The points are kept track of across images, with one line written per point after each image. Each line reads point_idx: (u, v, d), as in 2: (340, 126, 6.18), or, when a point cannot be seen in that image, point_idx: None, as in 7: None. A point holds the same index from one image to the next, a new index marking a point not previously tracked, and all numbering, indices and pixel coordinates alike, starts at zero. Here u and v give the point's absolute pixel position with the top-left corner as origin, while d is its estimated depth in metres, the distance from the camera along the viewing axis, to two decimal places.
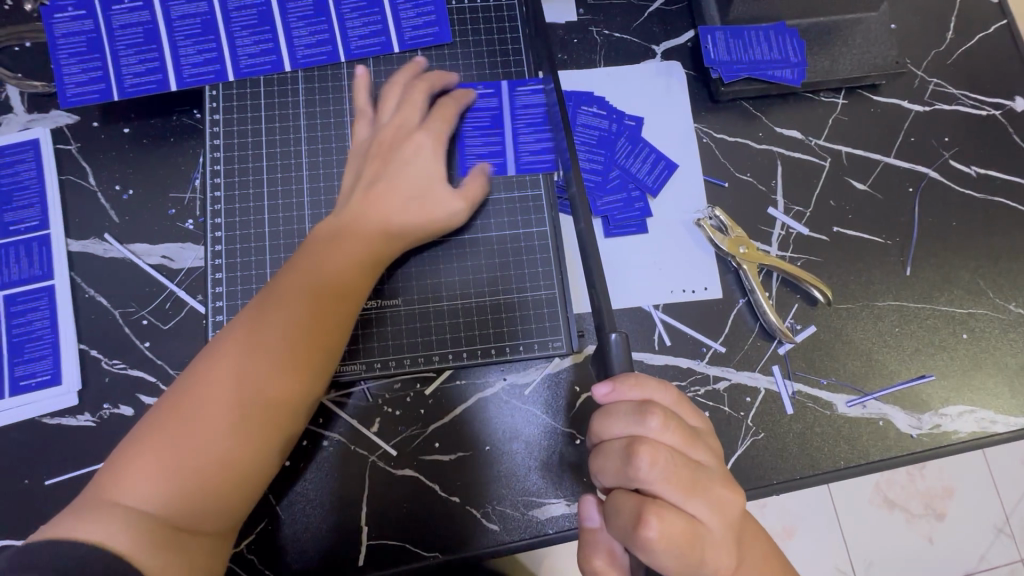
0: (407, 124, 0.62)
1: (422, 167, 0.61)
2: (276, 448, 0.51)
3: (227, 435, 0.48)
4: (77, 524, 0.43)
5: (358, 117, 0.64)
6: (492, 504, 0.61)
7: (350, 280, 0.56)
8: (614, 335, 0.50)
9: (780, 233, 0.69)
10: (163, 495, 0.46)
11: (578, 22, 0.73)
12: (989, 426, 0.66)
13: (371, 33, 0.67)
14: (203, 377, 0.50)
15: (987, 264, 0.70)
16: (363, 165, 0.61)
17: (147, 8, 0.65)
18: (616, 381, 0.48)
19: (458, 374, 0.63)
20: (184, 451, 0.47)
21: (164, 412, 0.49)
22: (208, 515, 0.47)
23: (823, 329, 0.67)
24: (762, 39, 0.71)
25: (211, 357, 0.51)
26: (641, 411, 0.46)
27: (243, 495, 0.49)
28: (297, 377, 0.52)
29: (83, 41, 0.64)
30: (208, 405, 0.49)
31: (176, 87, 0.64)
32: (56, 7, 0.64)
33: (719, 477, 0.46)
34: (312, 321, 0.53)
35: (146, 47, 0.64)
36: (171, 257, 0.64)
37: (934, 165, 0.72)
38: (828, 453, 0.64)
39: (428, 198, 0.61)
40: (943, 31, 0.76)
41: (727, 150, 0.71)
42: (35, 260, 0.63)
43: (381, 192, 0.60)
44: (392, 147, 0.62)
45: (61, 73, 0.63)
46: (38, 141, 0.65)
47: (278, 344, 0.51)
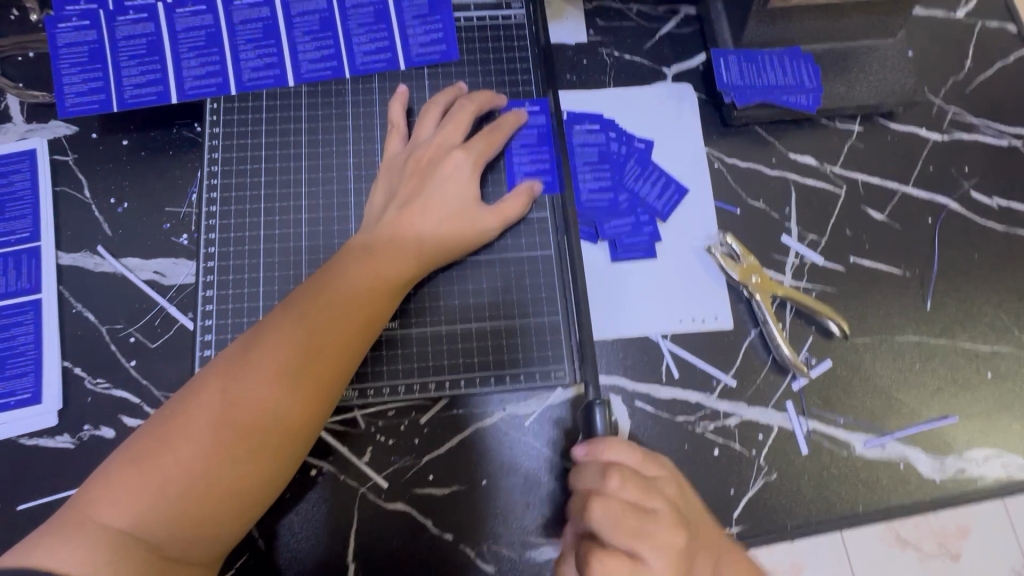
0: (448, 144, 0.61)
1: (457, 187, 0.59)
2: (274, 476, 0.48)
3: (223, 459, 0.45)
4: (55, 546, 0.40)
5: (392, 133, 0.63)
6: (486, 542, 0.57)
7: (361, 299, 0.53)
8: (598, 409, 0.54)
9: (794, 262, 0.67)
10: (145, 519, 0.43)
11: (588, 43, 0.72)
12: (1016, 472, 0.62)
13: (377, 49, 0.65)
14: (201, 395, 0.47)
15: (1011, 300, 0.67)
16: (400, 183, 0.60)
17: (152, 20, 0.64)
18: (590, 444, 0.49)
19: (455, 403, 0.60)
20: (176, 473, 0.44)
21: (161, 428, 0.46)
22: (194, 544, 0.44)
23: (839, 364, 0.64)
24: (776, 63, 0.69)
25: (217, 372, 0.48)
26: (603, 471, 0.47)
27: (232, 524, 0.46)
28: (299, 402, 0.48)
29: (87, 51, 0.63)
30: (201, 425, 0.46)
31: (177, 99, 0.63)
32: (62, 17, 0.63)
33: (681, 529, 0.44)
34: (325, 342, 0.50)
35: (149, 58, 0.63)
36: (164, 272, 0.62)
37: (954, 196, 0.70)
38: (845, 497, 0.60)
39: (465, 218, 0.59)
40: (962, 59, 0.75)
41: (739, 176, 0.69)
42: (23, 273, 0.61)
43: (416, 209, 0.58)
44: (429, 167, 0.60)
45: (62, 83, 0.62)
46: (35, 152, 0.64)
47: (288, 364, 0.49)
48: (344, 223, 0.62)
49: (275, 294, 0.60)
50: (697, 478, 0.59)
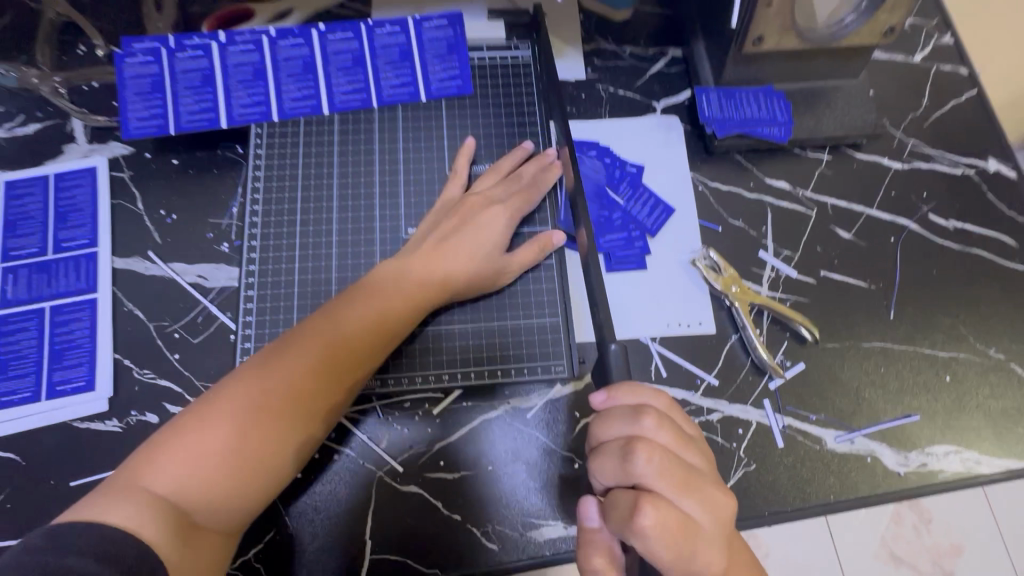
0: (494, 198, 0.69)
1: (490, 233, 0.67)
2: (293, 463, 0.55)
3: (254, 443, 0.52)
4: (104, 504, 0.46)
5: (453, 179, 0.71)
6: (491, 523, 0.63)
7: (381, 322, 0.60)
8: (613, 344, 0.56)
9: (770, 275, 0.74)
10: (183, 489, 0.49)
11: (586, 79, 0.81)
12: (974, 466, 0.68)
13: (402, 83, 0.75)
14: (240, 384, 0.54)
15: (966, 311, 0.74)
16: (443, 219, 0.68)
17: (207, 56, 0.73)
18: (613, 388, 0.52)
19: (465, 395, 0.67)
20: (214, 450, 0.51)
21: (203, 410, 0.53)
22: (218, 515, 0.51)
23: (812, 366, 0.71)
24: (751, 100, 0.78)
25: (256, 366, 0.55)
26: (635, 413, 0.50)
27: (252, 502, 0.53)
28: (319, 410, 0.56)
29: (148, 82, 0.72)
30: (234, 421, 0.52)
31: (226, 125, 0.72)
32: (129, 53, 0.72)
33: (713, 480, 0.49)
34: (351, 349, 0.58)
35: (203, 89, 0.72)
36: (206, 276, 0.69)
37: (914, 218, 0.78)
38: (817, 486, 0.66)
39: (489, 263, 0.67)
40: (919, 97, 0.84)
41: (720, 198, 0.77)
42: (81, 274, 0.68)
43: (449, 247, 0.66)
44: (472, 213, 0.68)
45: (126, 109, 0.71)
46: (95, 168, 0.72)
47: (319, 366, 0.56)
48: (369, 234, 0.70)
49: (306, 295, 0.67)
50: None
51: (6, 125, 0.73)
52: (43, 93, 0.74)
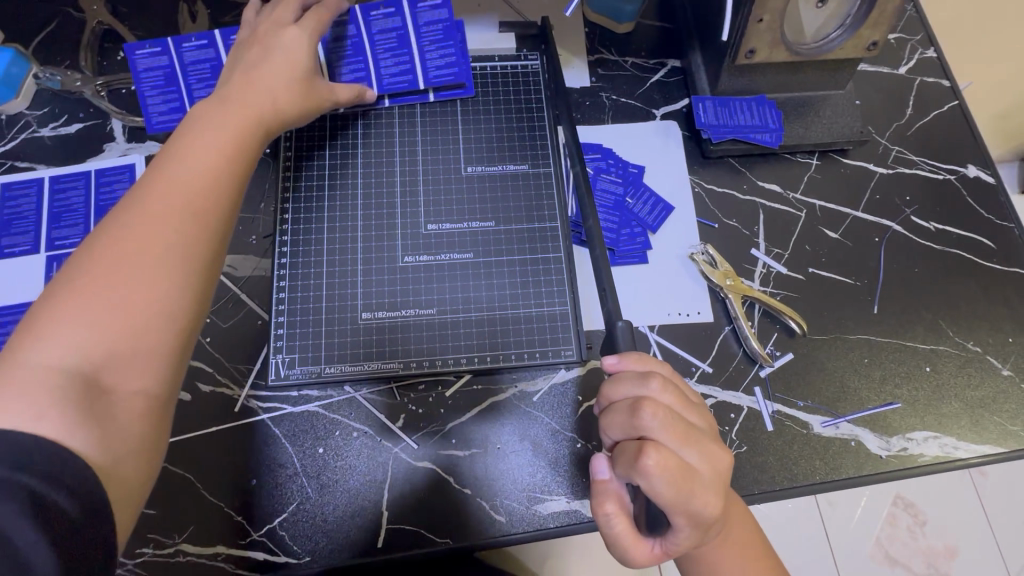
0: (281, 21, 0.68)
1: (295, 53, 0.67)
2: (199, 253, 0.54)
3: (130, 300, 0.49)
4: None
5: (252, 45, 0.68)
6: (499, 497, 0.68)
7: (242, 121, 0.61)
8: (620, 322, 0.63)
9: (762, 271, 0.79)
10: (71, 363, 0.46)
11: (590, 87, 0.87)
12: (952, 451, 0.73)
13: (401, 72, 0.79)
14: (94, 250, 0.50)
15: (947, 307, 0.79)
16: (241, 64, 0.67)
17: (211, 47, 0.77)
18: (623, 354, 0.57)
19: (476, 379, 0.72)
20: (89, 318, 0.48)
21: (65, 285, 0.49)
22: (123, 380, 0.48)
23: (800, 357, 0.75)
24: (745, 108, 0.83)
25: (106, 236, 0.51)
26: (643, 376, 0.54)
27: (150, 368, 0.50)
28: (195, 238, 0.54)
29: (161, 75, 0.77)
30: (95, 273, 0.49)
31: None
32: (137, 45, 0.77)
33: (713, 438, 0.53)
34: (216, 163, 0.58)
35: (212, 81, 0.77)
36: (235, 266, 0.75)
37: (897, 220, 0.83)
38: (805, 468, 0.71)
39: (313, 93, 0.69)
40: (904, 108, 0.89)
41: (716, 199, 0.82)
42: None
43: (259, 78, 0.65)
44: (270, 38, 0.68)
45: (147, 104, 0.77)
46: (133, 166, 0.77)
47: (177, 208, 0.54)
48: (391, 230, 0.75)
49: (334, 285, 0.72)
50: None
51: (51, 125, 0.79)
52: (86, 95, 0.80)
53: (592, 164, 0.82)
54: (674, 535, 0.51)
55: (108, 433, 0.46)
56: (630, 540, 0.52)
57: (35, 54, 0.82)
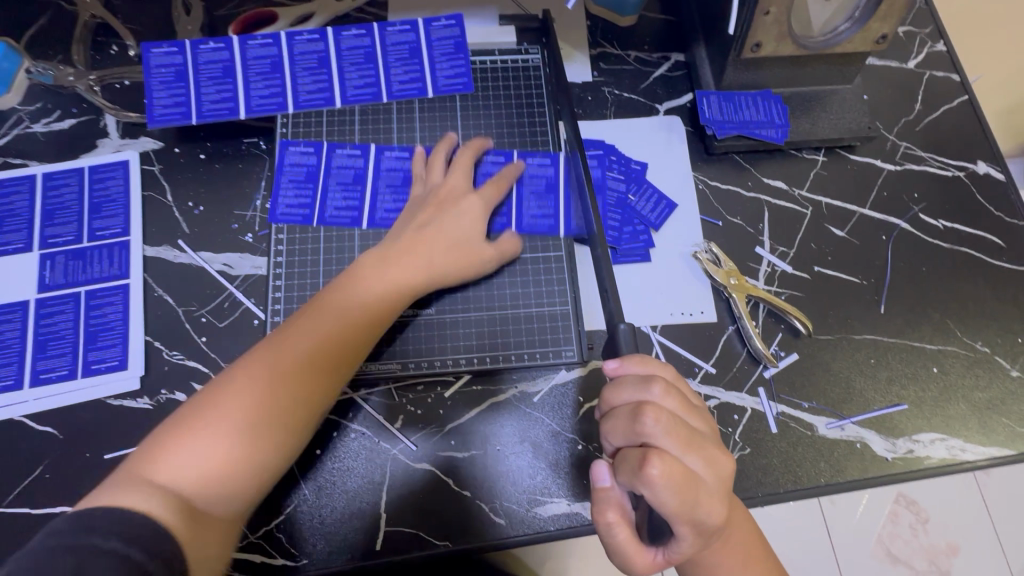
0: (460, 187, 0.72)
1: (467, 220, 0.70)
2: (295, 434, 0.59)
3: (228, 458, 0.54)
4: (121, 495, 0.48)
5: (431, 162, 0.74)
6: (499, 499, 0.67)
7: (385, 299, 0.65)
8: (621, 324, 0.61)
9: (767, 269, 0.78)
10: (186, 486, 0.52)
11: (592, 82, 0.85)
12: (959, 453, 0.72)
13: (411, 79, 0.78)
14: (250, 369, 0.58)
15: (955, 306, 0.78)
16: (418, 211, 0.71)
17: (228, 49, 0.77)
18: (624, 357, 0.55)
19: (476, 379, 0.71)
20: (220, 441, 0.54)
21: (206, 395, 0.57)
22: (215, 504, 0.53)
23: (804, 357, 0.74)
24: (750, 103, 0.82)
25: (257, 353, 0.60)
26: (645, 380, 0.53)
27: (245, 493, 0.55)
28: (301, 411, 0.59)
29: (172, 72, 0.75)
30: (275, 380, 0.58)
31: (246, 114, 0.75)
32: (154, 44, 0.76)
33: (716, 443, 0.51)
34: (334, 336, 0.62)
35: (225, 80, 0.76)
36: (231, 265, 0.73)
37: (905, 218, 0.81)
38: (809, 470, 0.70)
39: (463, 253, 0.69)
40: (912, 103, 0.88)
41: (720, 196, 0.81)
42: (115, 261, 0.72)
43: (430, 234, 0.69)
44: (448, 201, 0.71)
45: (151, 97, 0.74)
46: (127, 162, 0.76)
47: (318, 371, 0.60)
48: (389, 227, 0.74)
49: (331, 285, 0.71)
50: None
51: (44, 120, 0.78)
52: (79, 90, 0.78)
53: (595, 158, 0.80)
54: (676, 543, 0.50)
55: (204, 531, 0.50)
56: (632, 547, 0.51)
57: (26, 48, 0.80)
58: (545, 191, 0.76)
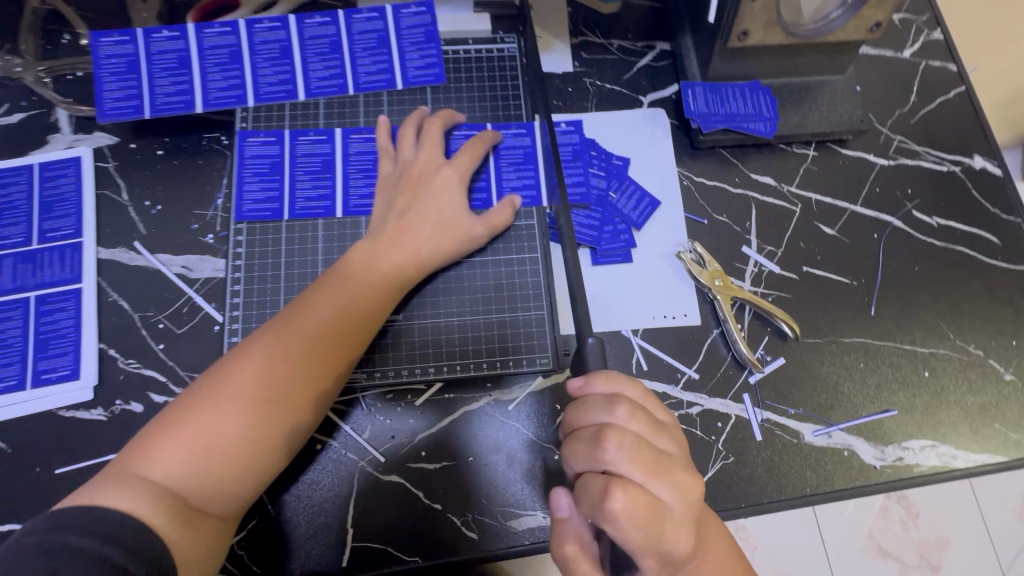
0: (433, 161, 0.68)
1: (452, 198, 0.67)
2: (299, 429, 0.55)
3: (226, 453, 0.51)
4: (110, 493, 0.46)
5: (383, 158, 0.70)
6: (472, 513, 0.64)
7: (389, 288, 0.61)
8: (591, 340, 0.57)
9: (753, 270, 0.75)
10: (180, 482, 0.49)
11: (573, 72, 0.81)
12: (950, 460, 0.69)
13: (379, 70, 0.74)
14: (253, 358, 0.54)
15: (948, 307, 0.75)
16: (394, 196, 0.67)
17: (183, 38, 0.73)
18: (588, 374, 0.52)
19: (448, 388, 0.67)
20: (217, 435, 0.51)
21: (204, 385, 0.53)
22: (211, 502, 0.50)
23: (791, 361, 0.71)
24: (737, 95, 0.78)
25: (257, 339, 0.55)
26: (608, 401, 0.50)
27: (243, 491, 0.52)
28: (304, 403, 0.55)
29: (124, 62, 0.71)
30: (285, 373, 0.54)
31: (202, 108, 0.72)
32: (103, 32, 0.72)
33: (685, 465, 0.49)
34: (341, 323, 0.57)
35: (180, 71, 0.72)
36: (190, 267, 0.69)
37: (898, 215, 0.78)
38: (794, 479, 0.67)
39: (457, 230, 0.66)
40: (907, 94, 0.84)
41: (705, 193, 0.77)
42: (67, 264, 0.68)
43: (414, 218, 0.65)
44: (422, 180, 0.67)
45: (101, 90, 0.71)
46: (80, 159, 0.72)
47: (322, 362, 0.56)
48: (355, 228, 0.70)
49: (294, 289, 0.67)
50: None
51: None
52: (27, 82, 0.73)
53: (575, 151, 0.76)
54: (642, 574, 0.47)
55: (199, 532, 0.49)
56: None
57: None
58: (524, 161, 0.73)
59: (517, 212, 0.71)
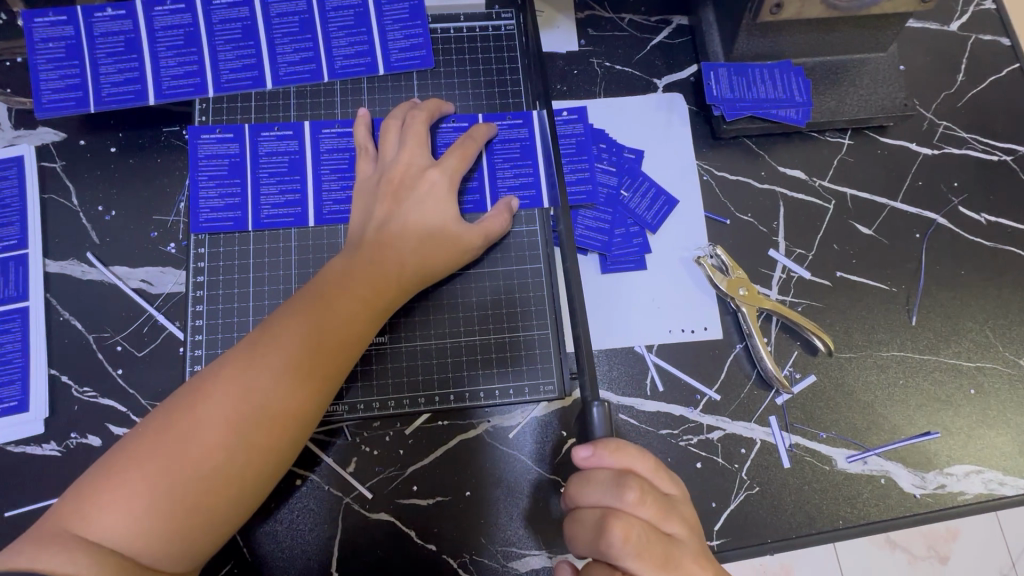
0: (419, 162, 0.60)
1: (441, 204, 0.59)
2: (271, 468, 0.48)
3: (187, 498, 0.44)
4: (45, 552, 0.39)
5: (361, 156, 0.62)
6: (470, 553, 0.57)
7: (372, 302, 0.54)
8: (595, 408, 0.47)
9: (781, 276, 0.67)
10: (130, 535, 0.42)
11: (579, 52, 0.72)
12: (997, 488, 0.62)
13: (357, 52, 0.65)
14: (218, 387, 0.47)
15: (997, 315, 0.67)
16: (375, 204, 0.59)
17: (130, 17, 0.64)
18: (598, 446, 0.46)
19: (440, 415, 0.60)
20: (176, 478, 0.44)
21: (162, 420, 0.46)
22: (167, 558, 0.43)
23: (823, 379, 0.64)
24: (766, 77, 0.69)
25: (223, 365, 0.48)
26: (618, 483, 0.45)
27: (206, 543, 0.45)
28: (277, 437, 0.47)
29: (63, 47, 0.64)
30: (254, 403, 0.47)
31: (154, 99, 0.64)
32: (38, 12, 0.64)
33: (694, 554, 0.46)
34: (317, 344, 0.50)
35: (127, 56, 0.64)
36: (151, 281, 0.62)
37: (943, 212, 0.70)
38: (826, 511, 0.61)
39: (449, 237, 0.58)
40: (954, 73, 0.75)
41: (728, 189, 0.69)
42: (11, 280, 0.61)
43: (398, 228, 0.58)
44: (405, 186, 0.59)
45: (38, 79, 0.63)
46: (22, 158, 0.64)
47: (297, 388, 0.49)
48: (333, 236, 0.62)
49: (265, 308, 0.60)
50: None
51: None
52: None
53: (583, 145, 0.67)
54: None
55: None
56: None
57: None
58: (520, 157, 0.64)
59: (515, 215, 0.63)
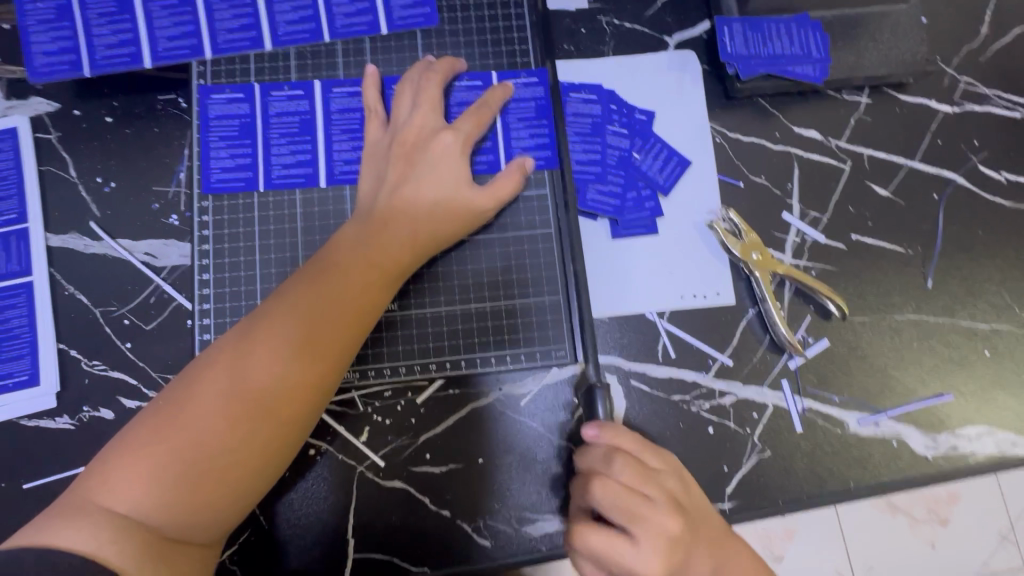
0: (432, 126, 0.58)
1: (452, 169, 0.57)
2: (291, 437, 0.48)
3: (209, 469, 0.44)
4: (67, 528, 0.39)
5: (370, 118, 0.60)
6: (483, 518, 0.58)
7: (383, 272, 0.53)
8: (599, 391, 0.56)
9: (795, 240, 0.65)
10: (153, 508, 0.42)
11: (588, 9, 0.68)
12: (1009, 448, 0.62)
13: (357, 11, 0.63)
14: (232, 360, 0.46)
15: (1013, 277, 0.66)
16: (387, 168, 0.57)
17: None
18: (603, 426, 0.50)
19: (452, 383, 0.60)
20: (195, 451, 0.44)
21: (178, 394, 0.46)
22: (192, 527, 0.43)
23: (836, 342, 0.64)
24: (782, 32, 0.67)
25: (236, 338, 0.48)
26: (609, 456, 0.48)
27: (231, 511, 0.45)
28: (295, 407, 0.47)
29: (53, 8, 0.61)
30: (270, 375, 0.46)
31: (149, 63, 0.61)
32: None
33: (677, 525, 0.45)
34: (330, 315, 0.49)
35: (119, 17, 0.61)
36: (155, 253, 0.61)
37: (962, 171, 0.68)
38: (836, 473, 0.61)
39: (461, 204, 0.57)
40: (978, 25, 0.71)
41: (742, 151, 0.67)
42: (13, 254, 0.60)
43: (411, 194, 0.56)
44: (418, 149, 0.57)
45: (29, 44, 0.61)
46: (16, 130, 0.62)
47: (312, 360, 0.48)
48: (338, 204, 0.61)
49: (272, 277, 0.60)
50: (693, 456, 0.60)
51: None
52: None
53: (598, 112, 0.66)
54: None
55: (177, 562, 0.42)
56: None
57: None
58: (535, 116, 0.63)
59: (526, 177, 0.61)
